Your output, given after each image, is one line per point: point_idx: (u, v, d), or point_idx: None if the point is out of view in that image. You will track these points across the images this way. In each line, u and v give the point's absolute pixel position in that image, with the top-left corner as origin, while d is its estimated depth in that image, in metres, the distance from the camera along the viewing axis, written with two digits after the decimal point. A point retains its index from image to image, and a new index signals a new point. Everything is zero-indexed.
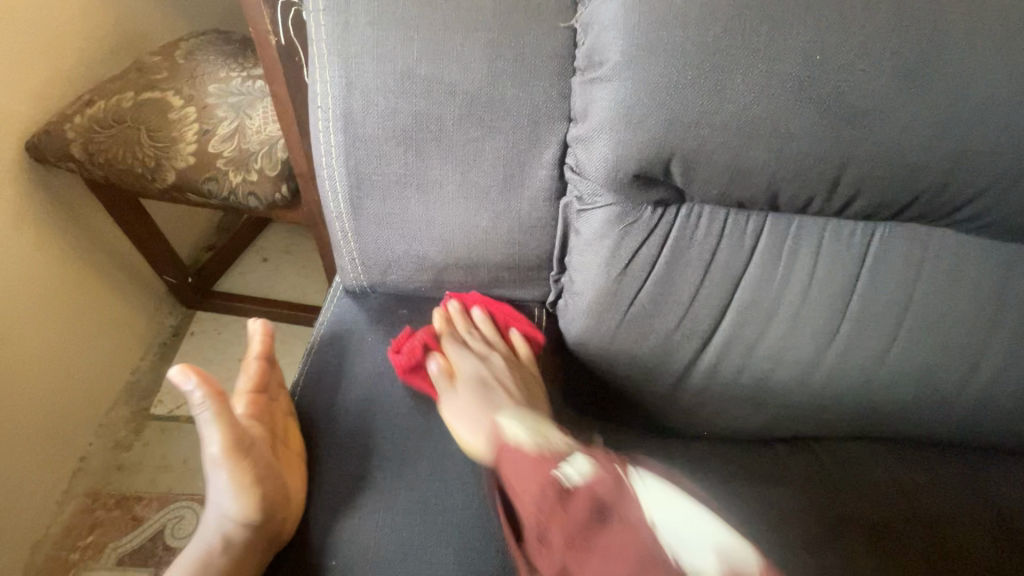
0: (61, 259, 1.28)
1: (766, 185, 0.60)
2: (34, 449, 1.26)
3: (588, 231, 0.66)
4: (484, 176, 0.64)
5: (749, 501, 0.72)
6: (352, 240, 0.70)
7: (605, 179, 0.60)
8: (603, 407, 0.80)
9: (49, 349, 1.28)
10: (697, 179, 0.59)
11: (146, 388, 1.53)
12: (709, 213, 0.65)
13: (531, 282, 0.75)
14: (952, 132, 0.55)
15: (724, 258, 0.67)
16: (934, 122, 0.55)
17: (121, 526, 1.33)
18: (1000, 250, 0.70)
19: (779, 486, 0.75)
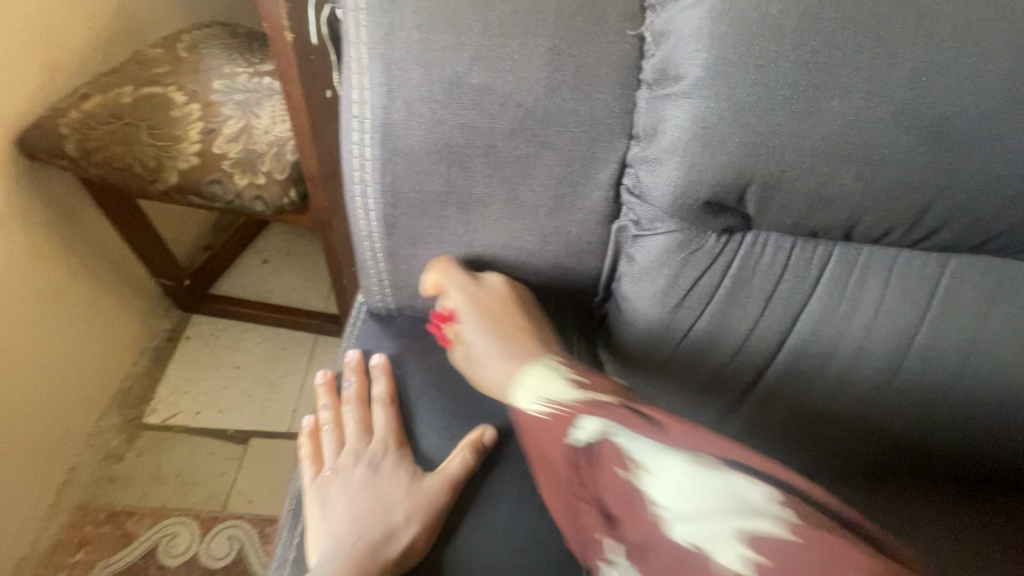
0: (53, 261, 1.20)
1: (845, 215, 0.55)
2: (19, 463, 1.19)
3: (644, 258, 0.60)
4: (533, 195, 0.58)
5: None
6: (382, 260, 0.64)
7: (671, 203, 0.54)
8: None
9: (37, 357, 1.20)
10: (771, 206, 0.54)
11: (139, 397, 1.46)
12: (774, 242, 0.60)
13: (572, 307, 0.69)
14: None
15: (786, 290, 0.62)
16: None
17: (111, 543, 1.25)
18: None
19: None
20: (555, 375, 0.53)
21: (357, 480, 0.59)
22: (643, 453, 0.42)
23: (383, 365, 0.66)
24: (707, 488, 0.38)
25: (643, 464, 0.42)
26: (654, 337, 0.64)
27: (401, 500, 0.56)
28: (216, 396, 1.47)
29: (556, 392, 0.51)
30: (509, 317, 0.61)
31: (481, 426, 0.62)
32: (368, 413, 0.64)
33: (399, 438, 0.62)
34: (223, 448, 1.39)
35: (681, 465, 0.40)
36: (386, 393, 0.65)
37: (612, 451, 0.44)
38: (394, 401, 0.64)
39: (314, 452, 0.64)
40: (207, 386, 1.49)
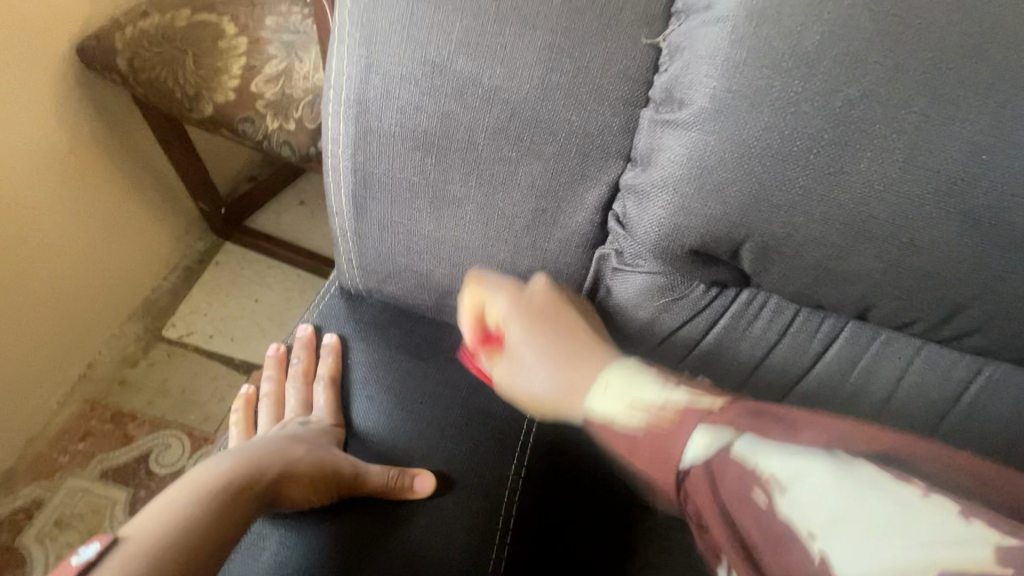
0: (97, 172, 1.24)
1: (859, 295, 0.46)
2: (41, 354, 1.25)
3: (621, 294, 0.54)
4: (511, 204, 0.53)
5: None
6: (350, 240, 0.61)
7: (653, 244, 0.48)
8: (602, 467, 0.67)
9: (73, 261, 1.25)
10: (770, 268, 0.46)
11: (163, 311, 1.51)
12: (775, 307, 0.52)
13: None
14: None
15: (779, 362, 0.54)
16: None
17: (112, 439, 1.34)
18: None
19: None
20: (630, 379, 0.45)
21: (281, 431, 0.59)
22: (776, 471, 0.35)
23: (335, 344, 0.65)
24: (853, 501, 0.32)
25: (783, 483, 0.35)
26: None
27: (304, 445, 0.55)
28: (230, 323, 1.52)
29: (635, 396, 0.44)
30: (554, 324, 0.52)
31: (418, 469, 0.58)
32: (310, 384, 0.64)
33: (334, 411, 0.61)
34: (226, 374, 1.44)
35: (809, 470, 0.34)
36: (331, 369, 0.64)
37: (729, 466, 0.37)
38: (340, 380, 0.63)
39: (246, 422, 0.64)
40: (223, 312, 1.53)
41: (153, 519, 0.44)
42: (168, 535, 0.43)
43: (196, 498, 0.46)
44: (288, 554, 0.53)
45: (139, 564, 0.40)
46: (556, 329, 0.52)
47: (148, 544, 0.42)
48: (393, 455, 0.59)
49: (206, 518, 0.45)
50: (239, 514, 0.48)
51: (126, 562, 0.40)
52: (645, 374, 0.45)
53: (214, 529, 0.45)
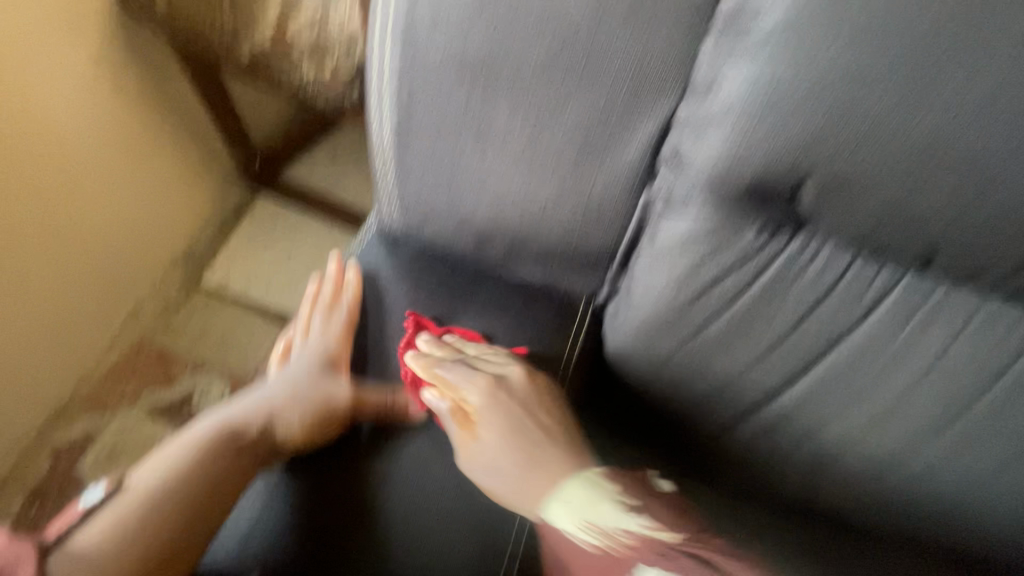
0: (137, 126, 1.23)
1: (922, 240, 0.45)
2: (88, 303, 1.28)
3: (665, 241, 0.52)
4: (558, 142, 0.52)
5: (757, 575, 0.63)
6: (392, 178, 0.61)
7: (706, 184, 0.46)
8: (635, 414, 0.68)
9: (119, 211, 1.27)
10: (827, 207, 0.45)
11: (203, 260, 1.56)
12: (829, 255, 0.50)
13: (581, 273, 0.63)
14: None
15: (827, 313, 0.54)
16: None
17: (159, 380, 1.41)
18: None
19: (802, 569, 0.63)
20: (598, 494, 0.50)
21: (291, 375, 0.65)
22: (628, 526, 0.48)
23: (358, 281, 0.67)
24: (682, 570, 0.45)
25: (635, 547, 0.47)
26: (657, 329, 0.58)
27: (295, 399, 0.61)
28: (265, 274, 1.55)
29: (603, 517, 0.49)
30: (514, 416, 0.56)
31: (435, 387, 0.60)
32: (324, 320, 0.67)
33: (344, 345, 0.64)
34: (263, 323, 1.49)
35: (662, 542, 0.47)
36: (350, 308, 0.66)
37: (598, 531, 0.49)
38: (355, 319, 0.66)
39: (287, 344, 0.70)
40: (258, 263, 1.57)
41: (148, 475, 0.54)
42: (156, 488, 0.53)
43: (183, 459, 0.56)
44: (287, 487, 0.57)
45: (132, 511, 0.51)
46: (525, 430, 0.56)
47: (140, 494, 0.52)
48: (398, 395, 0.61)
49: (186, 476, 0.54)
50: (219, 469, 0.56)
51: (121, 507, 0.51)
52: (601, 488, 0.51)
53: (197, 480, 0.55)
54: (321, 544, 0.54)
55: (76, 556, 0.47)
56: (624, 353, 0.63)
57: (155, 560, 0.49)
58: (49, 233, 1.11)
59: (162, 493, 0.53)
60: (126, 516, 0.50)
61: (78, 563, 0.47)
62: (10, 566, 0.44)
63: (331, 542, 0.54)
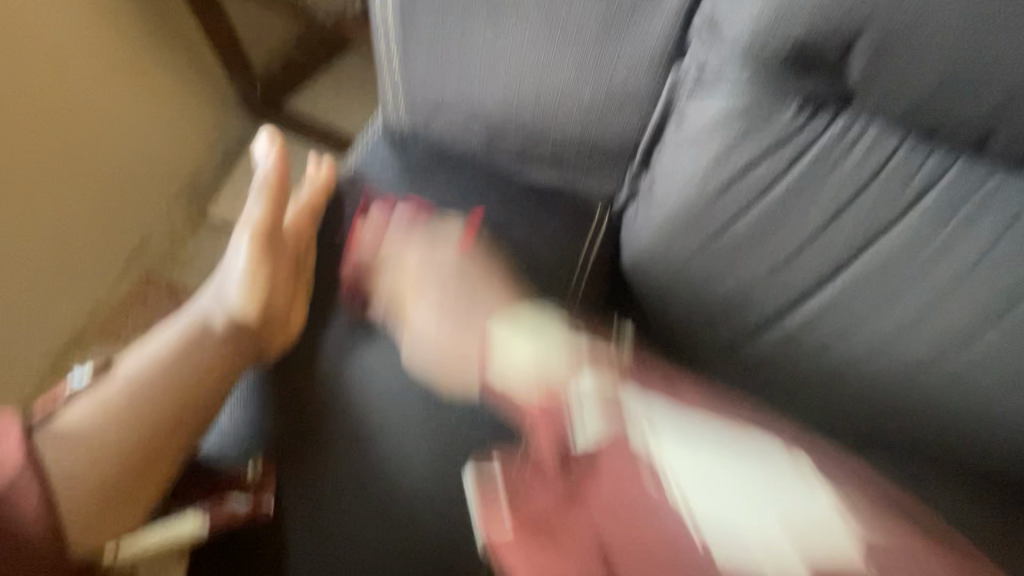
0: (125, 31, 1.16)
1: (990, 106, 0.40)
2: (92, 226, 1.25)
3: (697, 120, 0.48)
4: (580, 10, 0.47)
5: None
6: (397, 65, 0.56)
7: (749, 42, 0.42)
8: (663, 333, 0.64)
9: (114, 129, 1.21)
10: (885, 71, 0.41)
11: (205, 192, 1.47)
12: (874, 137, 0.46)
13: (602, 172, 0.60)
14: None
15: (867, 206, 0.50)
16: None
17: (169, 311, 1.38)
18: None
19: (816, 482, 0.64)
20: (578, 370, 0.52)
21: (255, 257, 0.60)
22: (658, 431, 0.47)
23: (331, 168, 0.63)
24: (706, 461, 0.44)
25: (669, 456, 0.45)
26: (682, 227, 0.55)
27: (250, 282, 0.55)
28: None
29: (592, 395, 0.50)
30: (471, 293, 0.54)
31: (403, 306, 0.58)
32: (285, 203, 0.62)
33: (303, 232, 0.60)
34: None
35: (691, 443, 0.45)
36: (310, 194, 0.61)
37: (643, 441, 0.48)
38: (317, 205, 0.61)
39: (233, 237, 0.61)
40: None
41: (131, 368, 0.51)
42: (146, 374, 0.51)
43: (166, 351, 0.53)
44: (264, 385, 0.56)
45: (118, 395, 0.50)
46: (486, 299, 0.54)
47: (125, 380, 0.50)
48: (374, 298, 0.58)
49: (172, 367, 0.52)
50: (200, 365, 0.52)
51: (107, 393, 0.50)
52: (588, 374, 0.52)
53: (179, 369, 0.52)
54: (290, 442, 0.54)
55: (64, 440, 0.47)
56: (645, 261, 0.59)
57: (145, 446, 0.48)
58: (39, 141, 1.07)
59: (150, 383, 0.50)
60: (113, 399, 0.49)
61: (69, 443, 0.47)
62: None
63: (298, 442, 0.54)
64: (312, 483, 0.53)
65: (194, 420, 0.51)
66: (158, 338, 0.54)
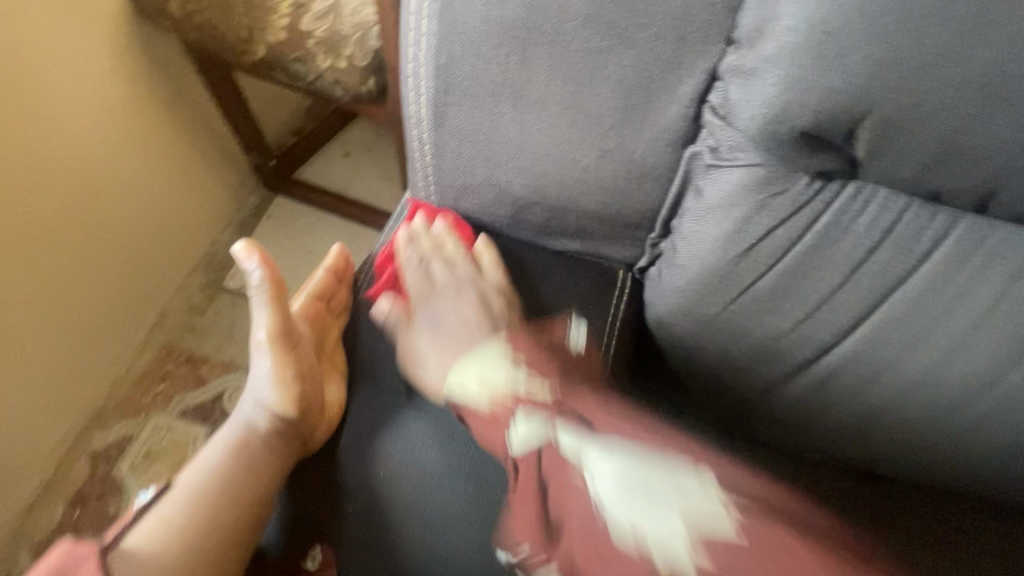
0: (151, 121, 1.24)
1: (984, 173, 0.43)
2: (115, 301, 1.29)
3: (715, 194, 0.52)
4: (600, 102, 0.51)
5: None
6: (428, 154, 0.61)
7: (759, 130, 0.46)
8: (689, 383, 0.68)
9: (138, 211, 1.28)
10: (888, 150, 0.44)
11: (224, 262, 1.53)
12: (882, 201, 0.50)
13: (622, 237, 0.63)
14: None
15: (881, 262, 0.53)
16: None
17: (189, 383, 1.37)
18: None
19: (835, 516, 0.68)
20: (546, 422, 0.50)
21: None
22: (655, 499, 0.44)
23: (337, 254, 0.67)
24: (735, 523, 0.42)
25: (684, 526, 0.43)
26: (706, 288, 0.58)
27: (278, 374, 0.59)
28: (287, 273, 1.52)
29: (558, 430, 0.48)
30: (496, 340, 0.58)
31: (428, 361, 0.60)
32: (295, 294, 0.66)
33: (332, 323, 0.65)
34: None
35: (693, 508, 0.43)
36: (319, 283, 0.65)
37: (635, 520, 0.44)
38: (326, 292, 0.65)
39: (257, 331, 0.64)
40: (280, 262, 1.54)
41: (190, 479, 0.55)
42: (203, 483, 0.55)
43: (220, 460, 0.56)
44: (307, 476, 0.57)
45: (181, 509, 0.53)
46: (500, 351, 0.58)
47: (186, 492, 0.54)
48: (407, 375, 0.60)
49: (228, 473, 0.55)
50: (256, 468, 0.56)
51: (171, 507, 0.53)
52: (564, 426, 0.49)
53: (232, 473, 0.56)
54: (330, 520, 0.54)
55: (136, 560, 0.48)
56: (673, 319, 0.62)
57: (212, 550, 0.51)
58: (68, 226, 1.12)
59: (211, 493, 0.54)
60: (176, 512, 0.53)
61: (137, 562, 0.49)
62: (75, 565, 0.46)
63: (341, 521, 0.54)
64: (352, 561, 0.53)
65: (251, 517, 0.54)
66: (211, 448, 0.58)
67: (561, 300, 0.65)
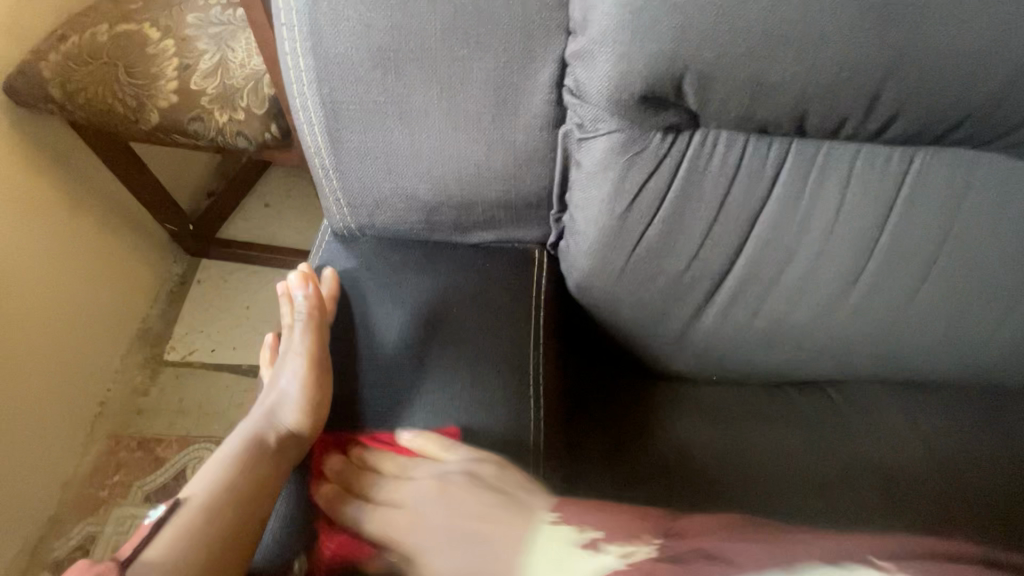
0: (52, 208, 1.21)
1: (791, 103, 0.52)
2: (47, 399, 1.23)
3: (591, 163, 0.59)
4: (474, 102, 0.58)
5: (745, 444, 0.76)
6: (334, 179, 0.65)
7: (608, 100, 0.54)
8: (617, 336, 0.76)
9: (56, 300, 1.23)
10: (710, 97, 0.53)
11: (161, 335, 1.48)
12: (725, 141, 0.59)
13: (529, 218, 0.70)
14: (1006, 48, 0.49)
15: (739, 194, 0.62)
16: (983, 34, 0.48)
17: (146, 466, 1.31)
18: None
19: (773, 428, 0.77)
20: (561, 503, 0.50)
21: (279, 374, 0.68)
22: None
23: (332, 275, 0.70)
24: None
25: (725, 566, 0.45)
26: (607, 246, 0.65)
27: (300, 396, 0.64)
28: (229, 332, 1.49)
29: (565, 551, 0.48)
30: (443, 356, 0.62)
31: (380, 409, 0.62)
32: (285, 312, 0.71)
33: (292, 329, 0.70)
34: (237, 381, 1.42)
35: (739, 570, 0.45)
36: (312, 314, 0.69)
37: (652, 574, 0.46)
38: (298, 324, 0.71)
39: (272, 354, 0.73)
40: (220, 323, 1.50)
41: (200, 489, 0.58)
42: (213, 495, 0.57)
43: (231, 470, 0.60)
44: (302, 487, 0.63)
45: (195, 518, 0.55)
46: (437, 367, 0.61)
47: (198, 506, 0.56)
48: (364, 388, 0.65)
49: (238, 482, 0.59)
50: (263, 477, 0.60)
51: (186, 520, 0.55)
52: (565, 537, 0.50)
53: (241, 480, 0.59)
54: (327, 523, 0.60)
55: (155, 568, 0.51)
56: (587, 282, 0.70)
57: (222, 554, 0.54)
58: None
59: (223, 500, 0.57)
60: (192, 526, 0.55)
61: (156, 569, 0.51)
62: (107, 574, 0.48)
63: (340, 521, 0.60)
64: (356, 560, 0.57)
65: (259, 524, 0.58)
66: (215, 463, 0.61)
67: (489, 287, 0.71)
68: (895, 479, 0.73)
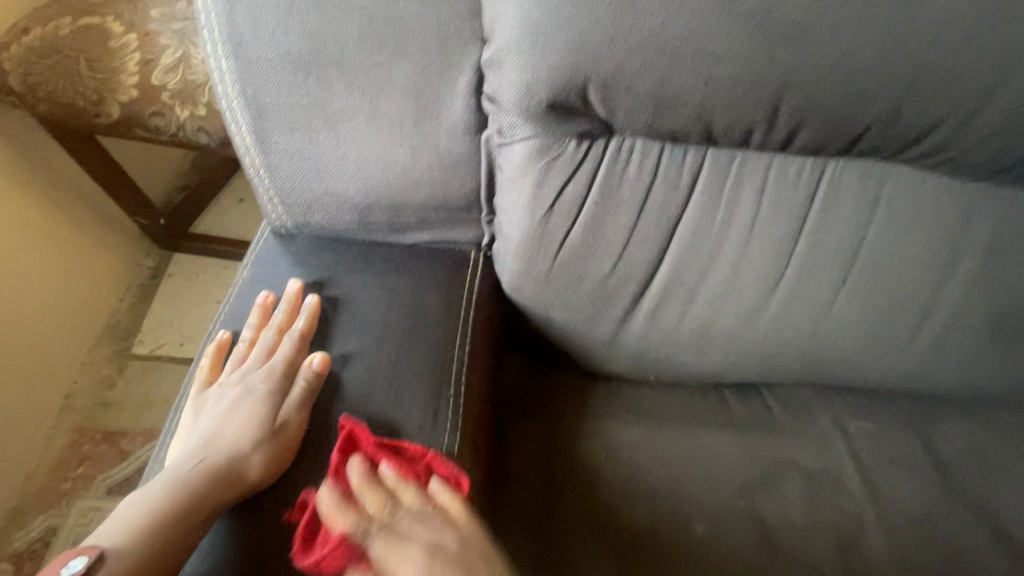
0: (19, 198, 1.20)
1: (694, 115, 0.56)
2: (10, 392, 1.21)
3: (510, 167, 0.61)
4: (396, 105, 0.59)
5: (685, 443, 0.77)
6: (265, 178, 0.66)
7: (519, 107, 0.56)
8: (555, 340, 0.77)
9: (23, 293, 1.22)
10: (616, 105, 0.55)
11: (129, 329, 1.48)
12: (641, 149, 0.61)
13: (461, 221, 0.71)
14: (892, 74, 0.53)
15: (658, 201, 0.64)
16: (875, 54, 0.52)
17: (110, 458, 1.31)
18: (950, 190, 0.66)
19: (713, 431, 0.78)
20: None
21: (226, 399, 0.61)
22: None
23: (315, 305, 0.66)
24: None
25: None
26: (532, 249, 0.66)
27: (254, 437, 0.57)
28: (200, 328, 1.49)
29: None
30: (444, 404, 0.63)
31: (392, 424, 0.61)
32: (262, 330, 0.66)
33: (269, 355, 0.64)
34: None
35: None
36: (289, 352, 0.64)
37: None
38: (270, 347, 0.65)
39: (213, 364, 0.64)
40: (188, 317, 1.50)
41: (130, 523, 0.50)
42: (144, 530, 0.50)
43: (172, 500, 0.52)
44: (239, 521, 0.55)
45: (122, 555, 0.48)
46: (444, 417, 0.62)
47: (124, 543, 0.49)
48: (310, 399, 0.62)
49: (177, 516, 0.51)
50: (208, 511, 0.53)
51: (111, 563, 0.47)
52: None
53: (185, 513, 0.52)
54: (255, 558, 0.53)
55: None
56: (514, 283, 0.71)
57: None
58: None
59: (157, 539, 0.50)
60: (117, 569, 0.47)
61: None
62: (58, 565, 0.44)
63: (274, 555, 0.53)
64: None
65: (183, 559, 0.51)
66: (138, 494, 0.53)
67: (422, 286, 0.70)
68: (816, 479, 0.75)
